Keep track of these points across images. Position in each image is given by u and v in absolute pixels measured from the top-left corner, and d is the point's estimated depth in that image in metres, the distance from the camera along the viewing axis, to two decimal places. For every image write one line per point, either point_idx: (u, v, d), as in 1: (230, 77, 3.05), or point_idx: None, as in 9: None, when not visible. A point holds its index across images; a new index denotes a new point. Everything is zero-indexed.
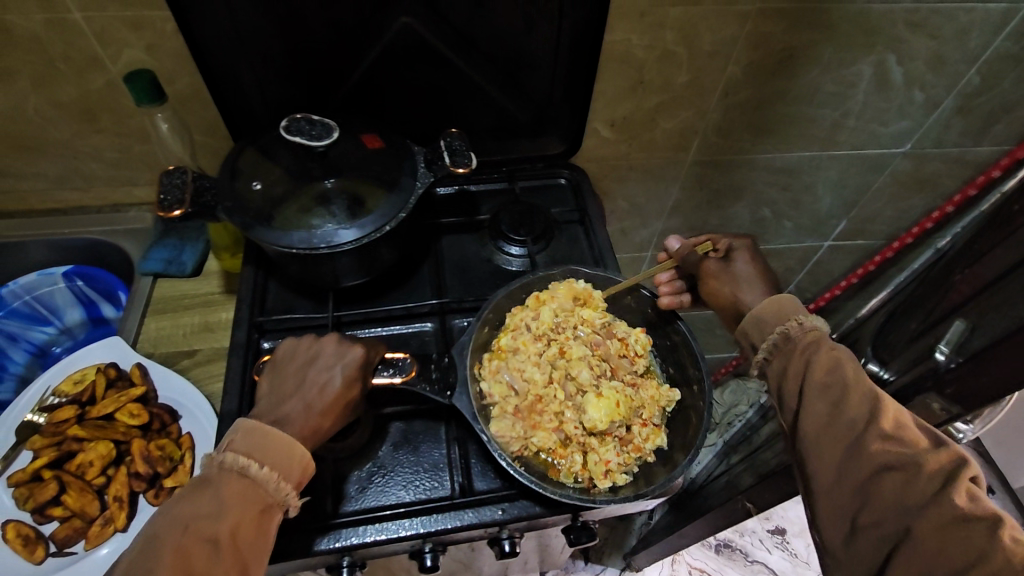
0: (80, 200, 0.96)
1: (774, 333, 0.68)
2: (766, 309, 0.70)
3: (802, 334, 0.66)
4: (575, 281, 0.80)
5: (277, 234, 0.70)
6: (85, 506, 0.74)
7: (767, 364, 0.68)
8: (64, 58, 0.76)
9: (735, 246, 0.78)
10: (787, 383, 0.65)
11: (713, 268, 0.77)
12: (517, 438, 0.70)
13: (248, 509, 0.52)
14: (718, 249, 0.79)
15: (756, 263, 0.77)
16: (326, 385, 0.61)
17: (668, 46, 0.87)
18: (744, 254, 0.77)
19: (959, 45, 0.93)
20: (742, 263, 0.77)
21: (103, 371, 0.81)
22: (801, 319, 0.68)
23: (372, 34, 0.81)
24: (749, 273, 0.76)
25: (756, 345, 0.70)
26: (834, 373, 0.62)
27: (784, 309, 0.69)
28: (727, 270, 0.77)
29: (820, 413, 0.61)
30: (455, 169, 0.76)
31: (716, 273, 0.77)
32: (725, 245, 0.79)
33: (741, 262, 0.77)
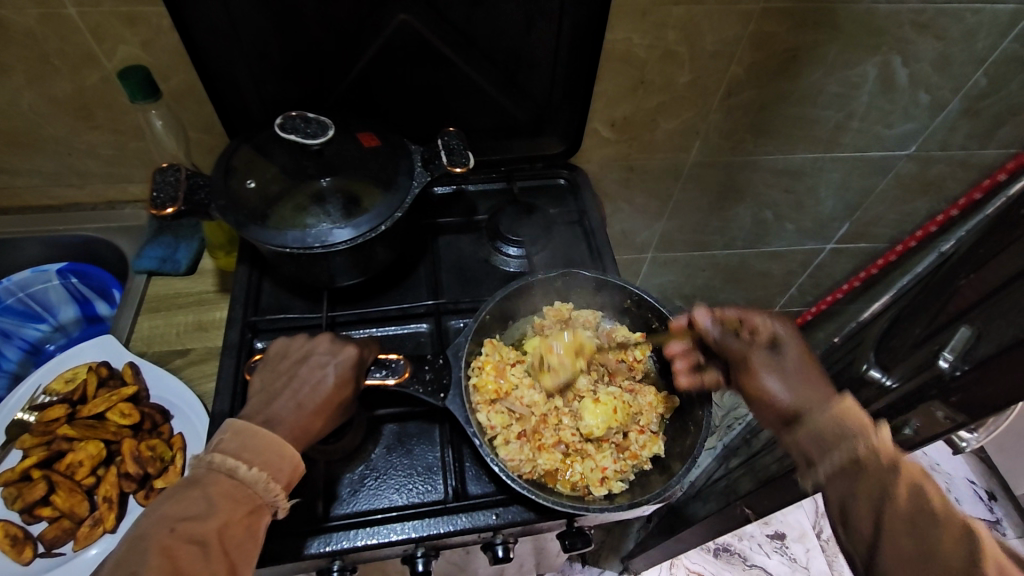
0: (75, 196, 0.96)
1: (839, 455, 0.56)
2: (830, 421, 0.58)
3: (875, 461, 0.55)
4: (579, 334, 0.78)
5: (271, 233, 0.69)
6: (73, 507, 0.73)
7: (827, 482, 0.57)
8: (58, 53, 0.75)
9: (780, 335, 0.68)
10: (856, 510, 0.55)
11: (763, 359, 0.66)
12: (527, 462, 0.69)
13: (237, 510, 0.52)
14: (764, 334, 0.69)
15: (806, 358, 0.66)
16: (319, 384, 0.60)
17: (670, 46, 0.86)
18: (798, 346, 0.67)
19: (967, 46, 0.92)
20: (793, 359, 0.66)
21: (94, 370, 0.80)
22: (870, 440, 0.56)
23: (370, 32, 0.80)
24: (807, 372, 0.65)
25: (812, 461, 0.58)
26: (918, 507, 0.53)
27: (850, 420, 0.58)
28: (778, 360, 0.66)
29: (904, 549, 0.52)
30: (452, 169, 0.75)
31: (769, 365, 0.66)
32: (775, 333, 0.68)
33: (794, 357, 0.66)
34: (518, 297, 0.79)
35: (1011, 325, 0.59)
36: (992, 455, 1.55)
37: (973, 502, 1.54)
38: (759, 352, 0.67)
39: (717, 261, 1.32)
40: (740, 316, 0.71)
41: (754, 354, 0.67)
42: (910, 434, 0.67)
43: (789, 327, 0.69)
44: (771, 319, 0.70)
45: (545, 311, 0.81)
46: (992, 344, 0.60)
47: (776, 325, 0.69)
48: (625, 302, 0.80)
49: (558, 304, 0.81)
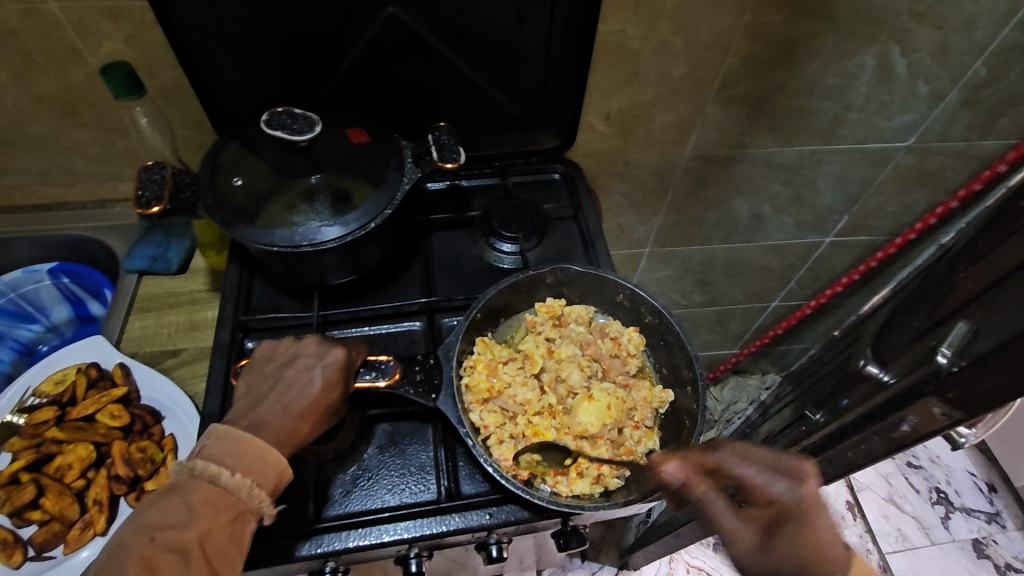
0: (64, 195, 0.95)
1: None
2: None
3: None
4: (569, 375, 0.75)
5: (259, 231, 0.68)
6: (63, 510, 0.72)
7: None
8: (42, 50, 0.74)
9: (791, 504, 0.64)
10: None
11: (755, 542, 0.64)
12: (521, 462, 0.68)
13: (219, 517, 0.51)
14: (765, 506, 0.65)
15: (814, 531, 0.64)
16: (305, 387, 0.60)
17: (664, 37, 0.84)
18: (805, 518, 0.64)
19: (966, 35, 0.90)
20: (791, 539, 0.64)
21: (84, 371, 0.79)
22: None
23: (358, 25, 0.78)
24: (806, 552, 0.63)
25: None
26: None
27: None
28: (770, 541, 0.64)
29: None
30: (443, 165, 0.73)
31: (761, 557, 0.64)
32: (781, 503, 0.64)
33: (793, 537, 0.63)
34: (510, 294, 0.78)
35: (1010, 320, 0.58)
36: (994, 447, 1.54)
37: (975, 494, 1.53)
38: (754, 533, 0.65)
39: (715, 254, 1.31)
40: (753, 482, 0.65)
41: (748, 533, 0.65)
42: (908, 430, 0.68)
43: (802, 493, 0.64)
44: (780, 487, 0.65)
45: (533, 309, 0.81)
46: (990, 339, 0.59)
47: (788, 490, 0.65)
48: (616, 296, 0.79)
49: (547, 301, 0.81)
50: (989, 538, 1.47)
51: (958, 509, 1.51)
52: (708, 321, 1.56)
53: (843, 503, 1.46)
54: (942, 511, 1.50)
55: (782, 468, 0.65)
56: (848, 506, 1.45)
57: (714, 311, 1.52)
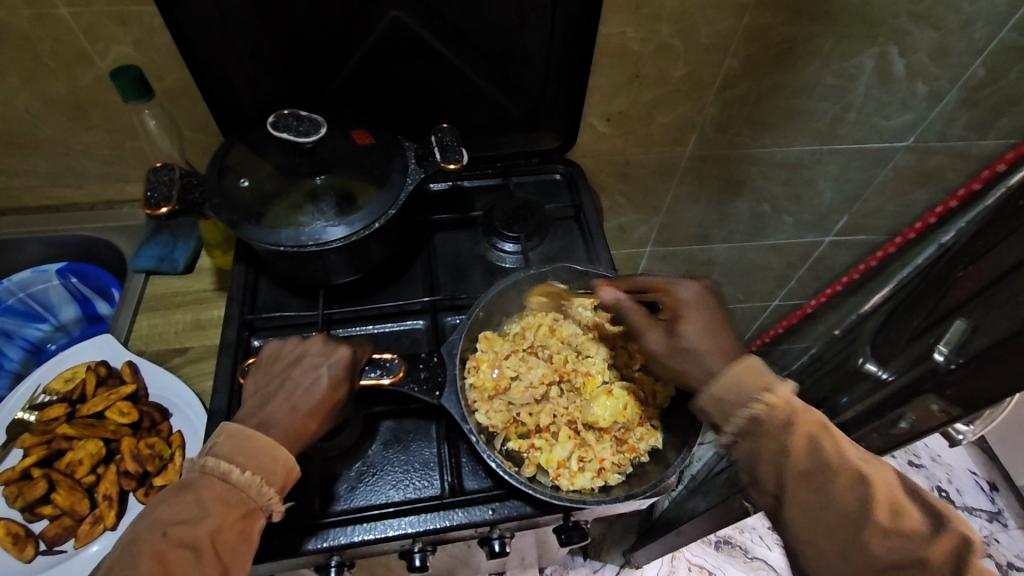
0: (73, 196, 0.96)
1: (738, 419, 0.57)
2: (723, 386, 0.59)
3: (771, 417, 0.56)
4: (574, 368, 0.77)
5: (265, 231, 0.70)
6: (74, 505, 0.74)
7: (733, 445, 0.59)
8: (52, 54, 0.75)
9: (687, 299, 0.67)
10: (760, 468, 0.57)
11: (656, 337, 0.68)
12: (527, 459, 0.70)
13: (230, 514, 0.52)
14: (670, 306, 0.68)
15: (699, 323, 0.65)
16: (312, 386, 0.61)
17: (664, 39, 0.85)
18: (689, 312, 0.66)
19: (964, 35, 0.91)
20: (682, 326, 0.66)
21: (93, 368, 0.80)
22: (767, 397, 0.57)
23: (363, 28, 0.79)
24: (698, 340, 0.65)
25: (718, 424, 0.59)
26: (813, 455, 0.55)
27: (746, 381, 0.58)
28: (671, 338, 0.66)
29: (807, 504, 0.54)
30: (446, 165, 0.74)
31: (664, 346, 0.67)
32: (676, 298, 0.67)
33: (685, 326, 0.66)
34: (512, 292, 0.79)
35: (1007, 317, 0.59)
36: (995, 446, 1.55)
37: (976, 493, 1.54)
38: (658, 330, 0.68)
39: (716, 254, 1.32)
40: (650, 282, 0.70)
41: (653, 332, 0.68)
42: (906, 427, 0.70)
43: (692, 289, 0.67)
44: (668, 285, 0.68)
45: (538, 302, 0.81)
46: (987, 336, 0.59)
47: (678, 290, 0.68)
48: None
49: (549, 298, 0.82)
50: (991, 537, 1.47)
51: (960, 508, 1.51)
52: None
53: None
54: None
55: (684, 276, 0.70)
56: None
57: None
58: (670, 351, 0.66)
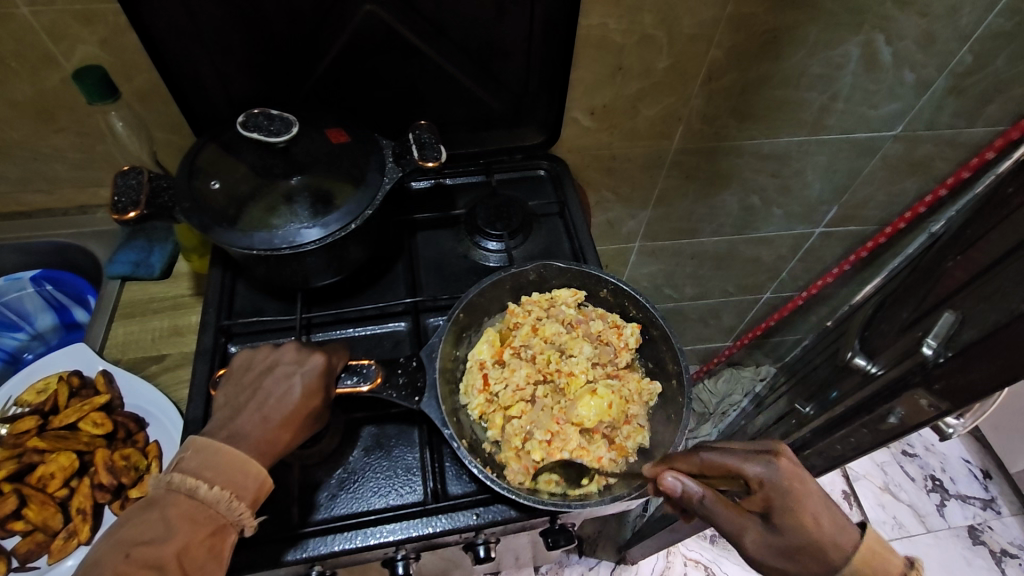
0: (44, 202, 0.93)
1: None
2: None
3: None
4: (552, 368, 0.75)
5: (237, 234, 0.68)
6: (46, 520, 0.72)
7: None
8: (15, 55, 0.73)
9: (781, 485, 0.54)
10: None
11: (757, 538, 0.54)
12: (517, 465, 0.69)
13: (197, 532, 0.51)
14: (756, 495, 0.55)
15: (811, 513, 0.54)
16: (285, 396, 0.59)
17: (646, 30, 0.84)
18: (795, 504, 0.54)
19: (950, 22, 0.90)
20: (793, 522, 0.54)
21: (66, 379, 0.78)
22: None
23: (336, 23, 0.77)
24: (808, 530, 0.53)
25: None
26: None
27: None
28: (782, 532, 0.54)
29: None
30: (424, 163, 0.73)
31: (772, 547, 0.54)
32: (777, 483, 0.54)
33: (791, 519, 0.54)
34: (493, 291, 0.78)
35: (995, 308, 0.58)
36: (988, 434, 1.55)
37: (970, 481, 1.54)
38: (759, 532, 0.54)
39: (705, 247, 1.30)
40: (724, 461, 0.57)
41: (754, 531, 0.54)
42: (895, 423, 0.68)
43: (777, 467, 0.55)
44: (750, 466, 0.55)
45: (522, 298, 0.79)
46: (977, 328, 0.58)
47: (762, 467, 0.55)
48: (599, 291, 0.79)
49: (526, 296, 0.79)
50: (985, 525, 1.47)
51: (954, 496, 1.51)
52: (700, 314, 1.56)
53: (839, 492, 1.47)
54: (937, 498, 1.50)
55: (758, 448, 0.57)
56: (844, 495, 1.45)
57: (706, 303, 1.52)
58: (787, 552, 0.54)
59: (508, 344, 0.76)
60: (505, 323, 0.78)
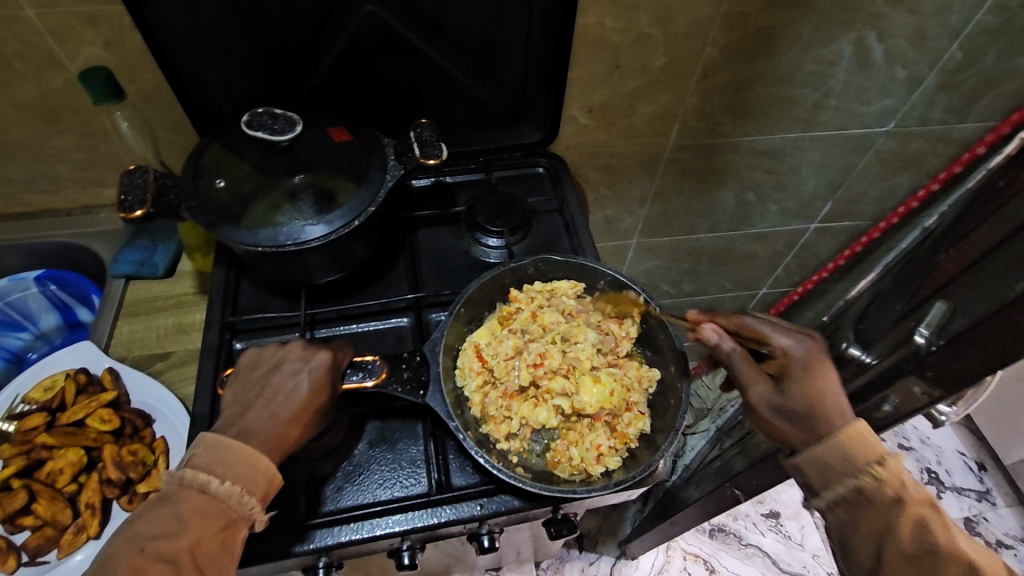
0: (47, 202, 0.94)
1: (842, 488, 0.59)
2: (832, 452, 0.60)
3: (880, 490, 0.58)
4: (553, 356, 0.75)
5: (243, 232, 0.69)
6: (56, 515, 0.73)
7: (827, 510, 0.62)
8: (19, 57, 0.74)
9: (798, 358, 0.65)
10: (854, 541, 0.60)
11: (765, 392, 0.65)
12: (517, 448, 0.71)
13: (209, 526, 0.52)
14: (779, 361, 0.66)
15: (824, 384, 0.63)
16: (293, 391, 0.60)
17: (643, 29, 0.85)
18: (805, 372, 0.64)
19: (941, 19, 0.92)
20: (800, 385, 0.63)
21: (73, 376, 0.79)
22: (878, 470, 0.58)
23: (337, 23, 0.78)
24: (817, 397, 0.62)
25: (815, 489, 0.62)
26: (918, 539, 0.57)
27: (859, 450, 0.59)
28: (786, 391, 0.64)
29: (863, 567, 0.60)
30: (426, 161, 0.74)
31: (774, 403, 0.64)
32: (792, 353, 0.66)
33: (802, 384, 0.63)
34: (494, 285, 0.79)
35: (985, 297, 0.59)
36: (983, 426, 1.56)
37: (965, 474, 1.56)
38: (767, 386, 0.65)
39: (702, 243, 1.32)
40: (762, 333, 0.69)
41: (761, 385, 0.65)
42: (889, 410, 0.69)
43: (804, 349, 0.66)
44: (785, 339, 0.67)
45: (523, 288, 0.80)
46: (966, 317, 0.60)
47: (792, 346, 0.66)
48: (597, 284, 0.80)
49: (527, 284, 0.81)
50: (980, 515, 1.49)
51: (949, 488, 1.53)
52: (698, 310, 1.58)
53: None
54: (933, 490, 1.52)
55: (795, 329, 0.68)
56: None
57: (704, 300, 1.53)
58: (782, 409, 0.64)
59: (506, 326, 0.78)
60: (506, 311, 0.79)
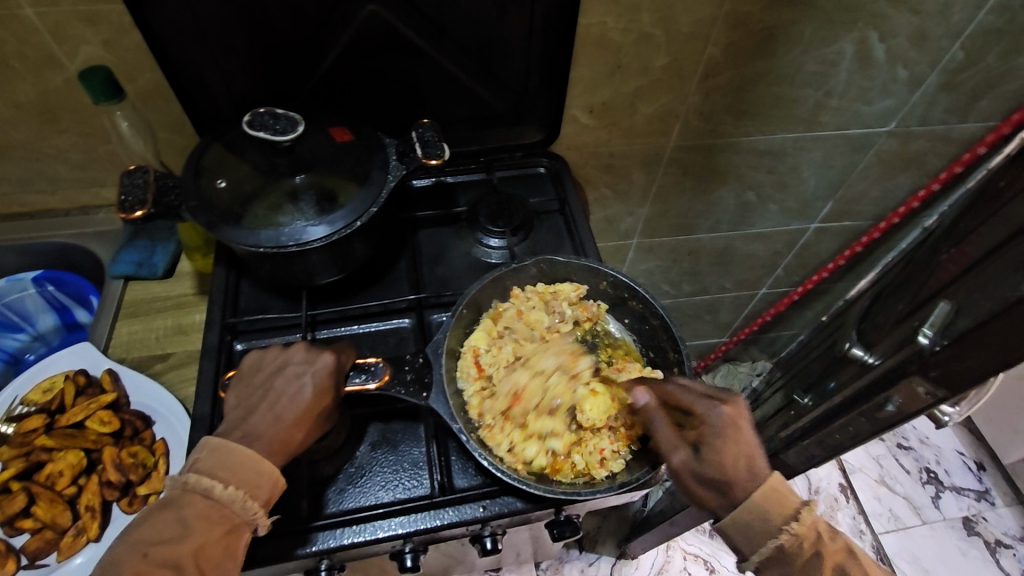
0: (45, 203, 0.94)
1: (765, 549, 0.61)
2: (748, 517, 0.61)
3: (799, 545, 0.60)
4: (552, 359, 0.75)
5: (244, 233, 0.68)
6: (55, 517, 0.72)
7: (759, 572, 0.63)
8: (18, 56, 0.73)
9: (716, 424, 0.64)
10: None
11: (683, 461, 0.64)
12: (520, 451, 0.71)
13: (213, 531, 0.52)
14: (698, 427, 0.65)
15: (737, 452, 0.63)
16: (296, 395, 0.59)
17: (645, 29, 0.85)
18: (722, 439, 0.63)
19: (943, 19, 0.91)
20: (715, 455, 0.63)
21: (72, 378, 0.79)
22: (793, 527, 0.60)
23: (338, 23, 0.78)
24: (728, 464, 0.62)
25: (743, 553, 0.63)
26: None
27: (773, 510, 0.61)
28: (702, 461, 0.63)
29: None
30: (428, 161, 0.74)
31: (692, 472, 0.63)
32: (709, 419, 0.65)
33: (716, 453, 0.63)
34: (496, 286, 0.79)
35: (989, 297, 0.59)
36: (981, 425, 1.57)
37: (964, 473, 1.56)
38: (685, 455, 0.64)
39: (703, 243, 1.32)
40: (683, 398, 0.67)
41: (681, 453, 0.64)
42: (893, 410, 0.70)
43: (722, 411, 0.65)
44: (702, 404, 0.66)
45: (525, 290, 0.80)
46: (970, 317, 0.60)
47: (711, 408, 0.65)
48: (599, 284, 0.80)
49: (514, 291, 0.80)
50: (979, 515, 1.49)
51: (948, 488, 1.53)
52: (698, 310, 1.57)
53: (836, 485, 1.48)
54: (932, 490, 1.52)
55: (714, 392, 0.67)
56: (841, 488, 1.47)
57: (703, 300, 1.53)
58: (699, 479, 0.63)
59: (505, 328, 0.78)
60: (505, 314, 0.79)
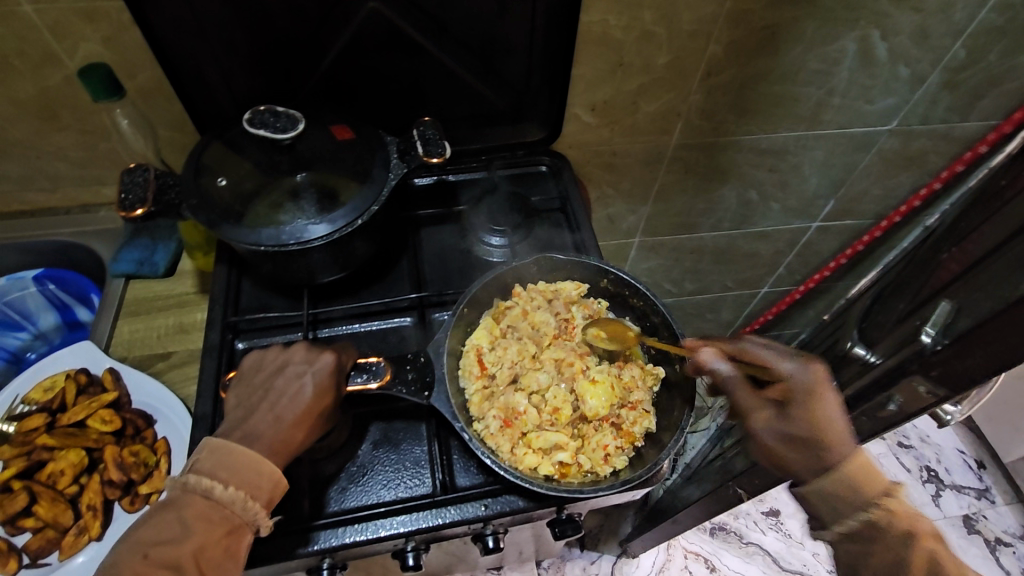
0: (46, 201, 0.94)
1: (852, 523, 0.60)
2: (834, 487, 0.59)
3: (890, 524, 0.59)
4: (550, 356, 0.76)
5: (245, 231, 0.68)
6: (57, 516, 0.72)
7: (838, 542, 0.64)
8: (18, 54, 0.73)
9: (802, 385, 0.62)
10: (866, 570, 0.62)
11: (769, 422, 0.63)
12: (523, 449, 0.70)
13: (213, 531, 0.52)
14: (780, 388, 0.63)
15: (825, 412, 0.60)
16: (297, 394, 0.59)
17: (646, 27, 0.85)
18: (808, 399, 0.61)
19: (944, 18, 0.91)
20: (802, 415, 0.61)
21: (73, 377, 0.79)
22: (881, 505, 0.59)
23: (339, 21, 0.78)
24: (818, 426, 0.60)
25: (826, 522, 0.63)
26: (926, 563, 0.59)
27: (864, 487, 0.59)
28: (787, 422, 0.62)
29: None
30: (429, 159, 0.73)
31: (777, 434, 0.62)
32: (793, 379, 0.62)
33: (803, 413, 0.61)
34: (497, 284, 0.78)
35: (991, 296, 0.59)
36: (981, 424, 1.57)
37: (964, 472, 1.56)
38: (769, 416, 0.63)
39: (704, 242, 1.32)
40: (762, 358, 0.66)
41: (765, 415, 0.63)
42: (894, 409, 0.70)
43: (809, 370, 0.62)
44: (785, 364, 0.64)
45: (526, 289, 0.80)
46: (972, 317, 0.60)
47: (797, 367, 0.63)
48: (600, 281, 0.80)
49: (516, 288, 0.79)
50: (979, 513, 1.50)
51: (949, 486, 1.53)
52: (698, 309, 1.57)
53: None
54: (932, 488, 1.52)
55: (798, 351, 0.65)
56: None
57: (704, 299, 1.53)
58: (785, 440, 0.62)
59: (505, 326, 0.78)
60: (505, 312, 0.79)
